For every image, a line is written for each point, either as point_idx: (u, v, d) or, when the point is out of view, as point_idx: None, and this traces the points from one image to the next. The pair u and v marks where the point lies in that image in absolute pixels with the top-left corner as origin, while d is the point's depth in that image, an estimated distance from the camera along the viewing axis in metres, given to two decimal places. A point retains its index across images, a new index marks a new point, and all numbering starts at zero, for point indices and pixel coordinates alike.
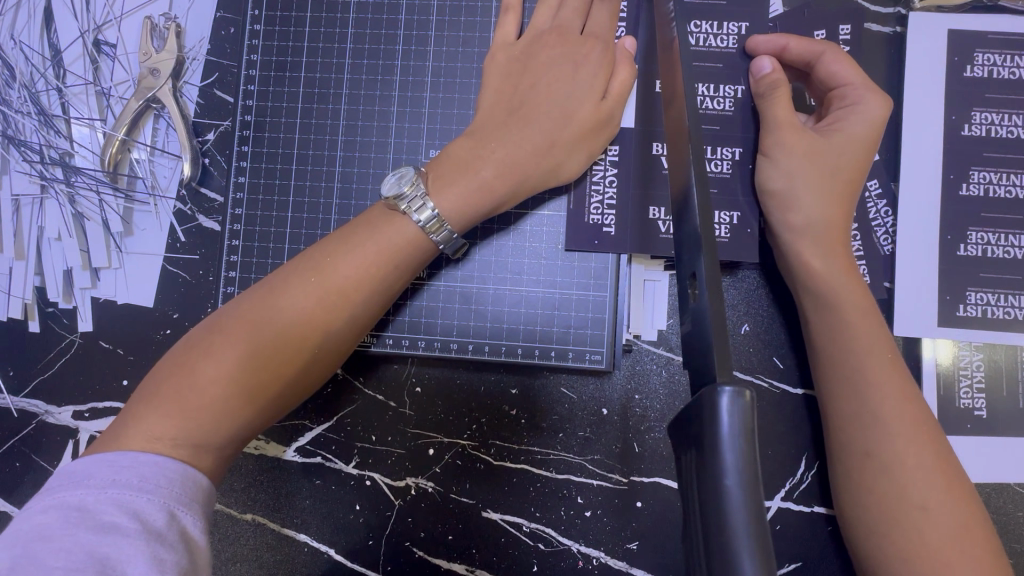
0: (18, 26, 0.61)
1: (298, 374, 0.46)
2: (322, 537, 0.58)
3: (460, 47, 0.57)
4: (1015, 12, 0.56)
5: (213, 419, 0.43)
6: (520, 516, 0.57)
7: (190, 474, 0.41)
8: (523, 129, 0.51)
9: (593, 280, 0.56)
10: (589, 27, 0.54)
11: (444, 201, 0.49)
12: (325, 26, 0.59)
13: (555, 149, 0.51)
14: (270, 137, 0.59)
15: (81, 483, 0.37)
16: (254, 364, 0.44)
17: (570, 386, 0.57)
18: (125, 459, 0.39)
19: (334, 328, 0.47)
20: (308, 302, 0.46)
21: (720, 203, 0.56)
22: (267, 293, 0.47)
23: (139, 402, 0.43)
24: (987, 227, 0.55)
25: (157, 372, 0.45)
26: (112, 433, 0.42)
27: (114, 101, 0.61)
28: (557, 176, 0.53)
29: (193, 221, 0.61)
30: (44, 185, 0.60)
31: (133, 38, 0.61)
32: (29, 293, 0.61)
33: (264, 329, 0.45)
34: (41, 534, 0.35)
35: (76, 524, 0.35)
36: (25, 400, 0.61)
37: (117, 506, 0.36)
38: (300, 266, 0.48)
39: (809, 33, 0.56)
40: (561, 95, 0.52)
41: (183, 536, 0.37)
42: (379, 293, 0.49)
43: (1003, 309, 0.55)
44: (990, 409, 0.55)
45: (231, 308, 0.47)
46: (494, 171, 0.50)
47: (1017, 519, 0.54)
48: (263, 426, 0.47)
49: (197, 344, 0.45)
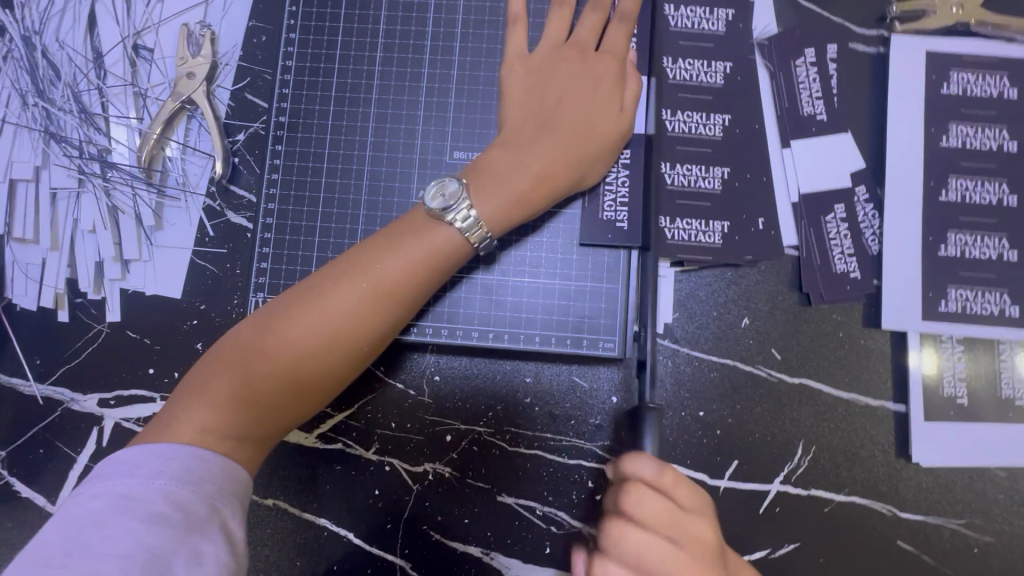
0: (63, 29, 0.64)
1: (339, 373, 0.49)
2: (341, 521, 0.60)
3: (483, 57, 0.62)
4: (986, 37, 0.62)
5: (262, 412, 0.46)
6: (533, 500, 0.60)
7: (231, 466, 0.43)
8: (552, 140, 0.55)
9: (606, 273, 0.60)
10: (603, 43, 0.58)
11: (482, 208, 0.53)
12: (357, 36, 0.63)
13: (582, 160, 0.55)
14: (302, 137, 0.62)
15: (128, 473, 0.40)
16: (305, 364, 0.47)
17: (582, 375, 0.61)
18: (170, 451, 0.41)
19: (375, 331, 0.50)
20: (354, 306, 0.49)
21: (713, 214, 0.61)
22: (313, 294, 0.49)
23: (186, 395, 0.46)
24: (964, 230, 0.60)
25: (206, 366, 0.47)
26: (163, 424, 0.44)
27: (150, 102, 0.64)
28: (582, 184, 0.57)
29: (222, 217, 0.63)
30: (82, 179, 0.63)
31: (170, 43, 0.64)
32: (62, 283, 0.63)
33: (308, 331, 0.48)
34: (93, 519, 0.37)
35: (125, 512, 0.37)
36: (51, 388, 0.63)
37: (162, 497, 0.39)
38: (342, 270, 0.50)
39: (800, 51, 0.62)
40: (583, 108, 0.56)
41: (224, 529, 0.40)
42: (417, 298, 0.52)
43: (981, 304, 0.59)
44: (972, 398, 0.59)
45: (277, 307, 0.49)
46: (531, 182, 0.54)
47: (996, 501, 0.58)
48: (301, 419, 0.50)
49: (245, 341, 0.47)
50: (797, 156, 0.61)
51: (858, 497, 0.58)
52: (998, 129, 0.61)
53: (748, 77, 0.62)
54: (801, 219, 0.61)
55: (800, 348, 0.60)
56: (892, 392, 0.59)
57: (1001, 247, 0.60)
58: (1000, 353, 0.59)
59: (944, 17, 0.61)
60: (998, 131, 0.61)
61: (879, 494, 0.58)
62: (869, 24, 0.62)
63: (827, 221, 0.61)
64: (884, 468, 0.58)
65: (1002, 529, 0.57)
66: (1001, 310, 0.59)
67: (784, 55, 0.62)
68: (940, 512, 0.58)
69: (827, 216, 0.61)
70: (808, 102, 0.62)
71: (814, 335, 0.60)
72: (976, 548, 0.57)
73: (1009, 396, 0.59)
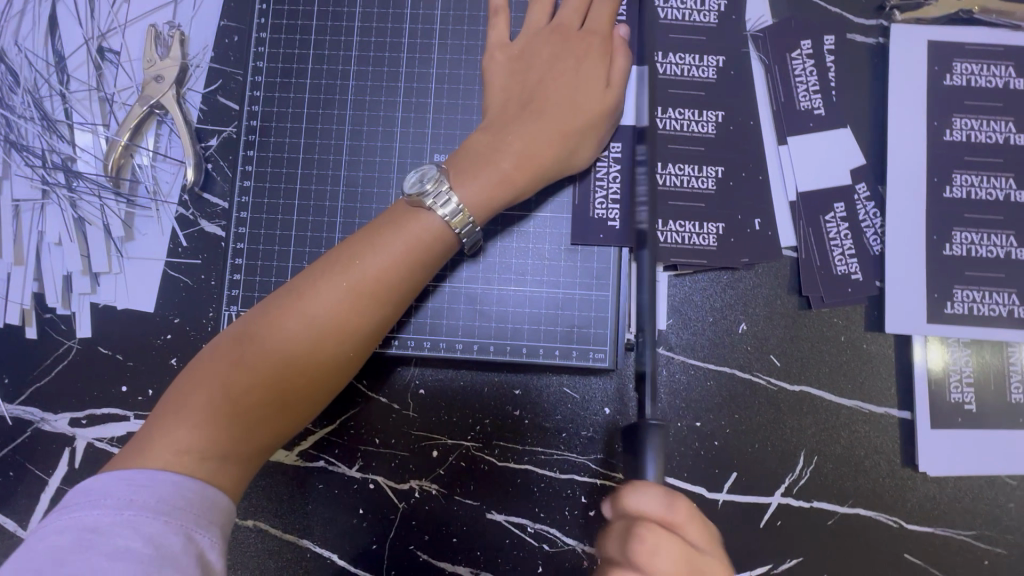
0: (22, 32, 0.62)
1: (324, 380, 0.46)
2: (325, 542, 0.58)
3: (463, 55, 0.59)
4: (990, 25, 0.59)
5: (241, 427, 0.43)
6: (524, 517, 0.57)
7: (209, 494, 0.41)
8: (537, 121, 0.52)
9: (596, 279, 0.57)
10: (587, 21, 0.56)
11: (466, 194, 0.50)
12: (331, 34, 0.60)
13: (568, 138, 0.52)
14: (276, 141, 0.59)
15: (96, 503, 0.37)
16: (285, 371, 0.44)
17: (573, 386, 0.58)
18: (143, 479, 0.39)
19: (359, 331, 0.47)
20: (334, 306, 0.46)
21: (705, 216, 0.58)
22: (292, 297, 0.46)
23: (163, 414, 0.43)
24: (970, 228, 0.57)
25: (181, 381, 0.44)
26: (137, 447, 0.41)
27: (117, 108, 0.61)
28: (572, 163, 0.54)
29: (195, 226, 0.61)
30: (46, 190, 0.60)
31: (136, 45, 0.61)
32: (28, 298, 0.60)
33: (291, 335, 0.45)
34: (55, 556, 0.34)
35: (90, 547, 0.35)
36: (20, 408, 0.60)
37: (130, 528, 0.36)
38: (321, 269, 0.47)
39: (796, 42, 0.59)
40: (568, 87, 0.53)
41: (200, 559, 0.37)
42: (403, 295, 0.49)
43: (988, 305, 0.57)
44: (980, 402, 0.56)
45: (255, 313, 0.46)
46: (514, 162, 0.51)
47: (1008, 510, 0.55)
48: (291, 431, 0.47)
49: (222, 352, 0.45)
50: (794, 153, 0.59)
51: (862, 508, 0.56)
52: (1004, 121, 0.58)
53: (741, 72, 0.59)
54: (799, 218, 0.58)
55: (800, 354, 0.57)
56: (896, 398, 0.57)
57: (1009, 244, 0.57)
58: (1009, 356, 0.57)
59: (946, 4, 0.58)
60: (1004, 123, 0.58)
61: (885, 504, 0.56)
62: (867, 13, 0.60)
63: (827, 220, 0.58)
64: (888, 478, 0.56)
65: (1015, 539, 0.55)
66: (1009, 310, 0.57)
67: (779, 47, 0.59)
68: (950, 522, 0.55)
69: (826, 215, 0.58)
70: (805, 96, 0.59)
71: (814, 340, 0.57)
72: (986, 560, 0.55)
73: (1019, 400, 0.56)
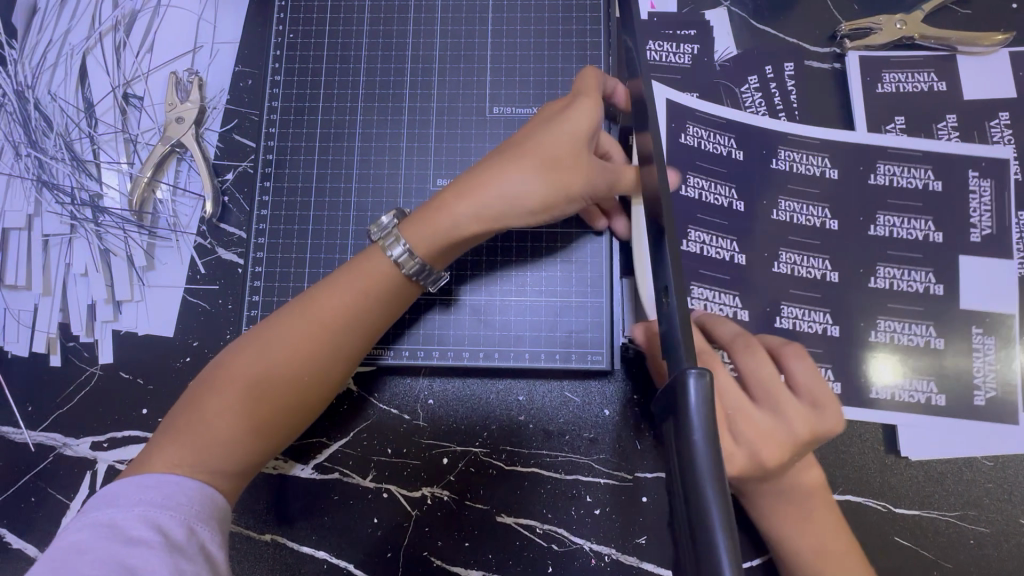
0: (55, 83, 0.67)
1: (298, 405, 0.49)
2: (340, 551, 0.60)
3: (461, 90, 0.65)
4: (929, 50, 0.66)
5: (224, 446, 0.46)
6: (532, 518, 0.60)
7: (209, 492, 0.44)
8: (494, 162, 0.53)
9: (591, 287, 0.62)
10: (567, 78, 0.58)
11: (415, 240, 0.52)
12: (340, 74, 0.66)
13: (518, 176, 0.51)
14: (289, 173, 0.64)
15: (111, 503, 0.41)
16: (255, 392, 0.47)
17: (574, 390, 0.62)
18: (150, 479, 0.42)
19: (322, 355, 0.49)
20: (299, 333, 0.49)
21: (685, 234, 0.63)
22: (266, 328, 0.50)
23: (160, 434, 0.46)
24: (794, 248, 0.62)
25: (174, 408, 0.48)
26: (138, 461, 0.45)
27: (140, 147, 0.66)
28: (521, 202, 0.51)
29: (213, 254, 0.65)
30: (74, 225, 0.65)
31: (159, 90, 0.67)
32: (54, 327, 0.64)
33: (247, 364, 0.48)
34: (78, 549, 0.38)
35: (108, 538, 0.39)
36: (42, 433, 0.62)
37: (143, 521, 0.40)
38: (295, 304, 0.51)
39: (759, 68, 0.66)
40: (530, 130, 0.53)
41: (203, 549, 0.41)
42: (364, 324, 0.51)
43: (909, 283, 0.61)
44: (946, 397, 0.59)
45: (236, 344, 0.50)
46: (462, 203, 0.52)
47: (988, 492, 0.58)
48: (273, 454, 0.51)
49: (207, 382, 0.48)
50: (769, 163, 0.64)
51: (854, 495, 0.58)
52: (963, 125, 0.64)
53: (710, 95, 0.66)
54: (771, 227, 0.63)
55: None
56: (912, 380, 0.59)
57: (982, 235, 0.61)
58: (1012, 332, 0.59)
59: (890, 33, 0.66)
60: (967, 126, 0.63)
61: (874, 491, 0.58)
62: (820, 42, 0.67)
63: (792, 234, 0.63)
64: (876, 465, 0.59)
65: (999, 521, 0.57)
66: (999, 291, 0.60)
67: (746, 74, 0.66)
68: (935, 505, 0.58)
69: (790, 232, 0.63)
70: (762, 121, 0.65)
71: None
72: (971, 540, 0.57)
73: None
